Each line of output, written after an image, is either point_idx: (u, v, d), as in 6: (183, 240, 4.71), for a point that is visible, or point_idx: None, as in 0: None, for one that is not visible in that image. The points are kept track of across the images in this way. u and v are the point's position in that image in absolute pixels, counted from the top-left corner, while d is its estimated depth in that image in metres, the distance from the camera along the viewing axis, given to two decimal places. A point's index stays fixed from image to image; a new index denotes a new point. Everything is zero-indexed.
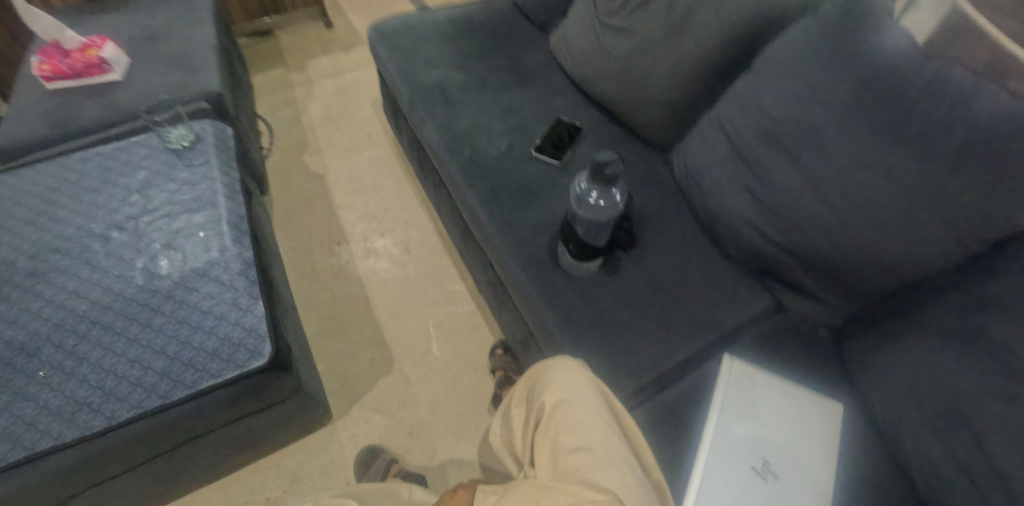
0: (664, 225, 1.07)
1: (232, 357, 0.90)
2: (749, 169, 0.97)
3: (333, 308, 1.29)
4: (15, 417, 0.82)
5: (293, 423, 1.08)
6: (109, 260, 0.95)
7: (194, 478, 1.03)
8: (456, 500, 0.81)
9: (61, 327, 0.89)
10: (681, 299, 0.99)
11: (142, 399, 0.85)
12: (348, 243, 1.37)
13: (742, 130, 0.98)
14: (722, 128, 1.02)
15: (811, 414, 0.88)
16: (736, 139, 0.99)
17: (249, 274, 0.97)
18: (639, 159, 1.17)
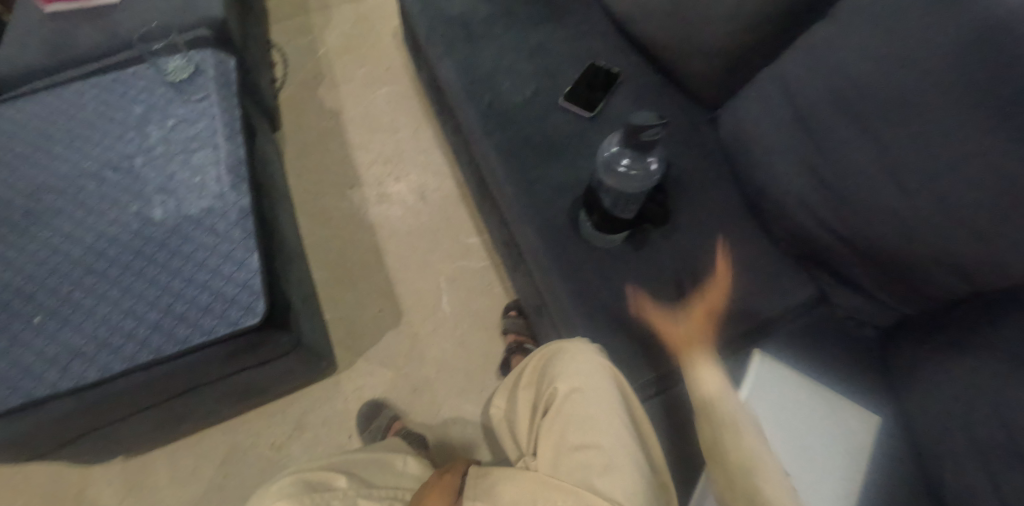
0: (704, 195, 0.95)
1: (225, 313, 0.86)
2: (810, 138, 0.83)
3: (343, 256, 1.24)
4: (12, 362, 0.81)
5: (296, 376, 1.06)
6: (105, 203, 0.92)
7: (198, 421, 1.04)
8: (442, 485, 0.74)
9: (55, 272, 0.87)
10: (712, 283, 0.89)
11: (135, 352, 0.83)
12: (361, 187, 1.30)
13: (806, 92, 0.83)
14: (783, 87, 0.87)
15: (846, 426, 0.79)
16: (798, 101, 0.85)
17: (246, 224, 0.92)
18: (680, 115, 1.03)
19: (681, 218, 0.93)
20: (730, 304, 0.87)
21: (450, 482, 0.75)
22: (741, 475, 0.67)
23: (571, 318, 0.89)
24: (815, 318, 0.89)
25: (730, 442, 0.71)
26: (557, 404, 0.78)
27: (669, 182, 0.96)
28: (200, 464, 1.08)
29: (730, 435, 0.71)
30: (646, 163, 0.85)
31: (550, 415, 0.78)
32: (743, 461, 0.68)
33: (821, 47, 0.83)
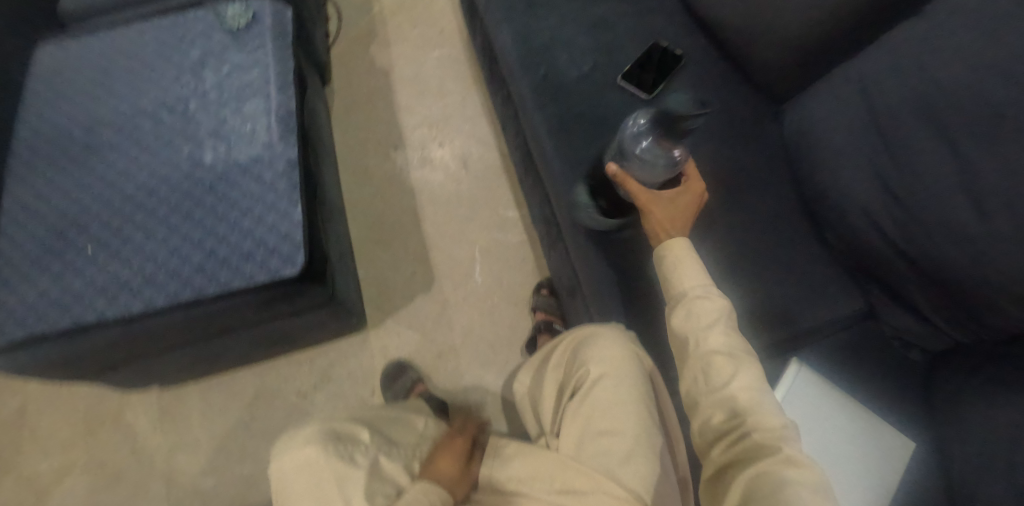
0: (761, 192, 0.92)
1: (265, 262, 0.88)
2: (882, 145, 0.79)
3: (381, 216, 1.25)
4: (65, 287, 0.86)
5: (327, 328, 1.08)
6: (159, 143, 0.94)
7: (232, 360, 1.08)
8: (449, 452, 0.77)
9: (109, 206, 0.90)
10: (759, 284, 0.85)
11: (177, 290, 0.86)
12: (405, 149, 1.30)
13: (886, 95, 0.79)
14: (862, 87, 0.83)
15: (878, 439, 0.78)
16: (875, 104, 0.80)
17: (291, 176, 0.93)
18: (740, 104, 0.99)
19: (730, 211, 0.90)
20: (774, 306, 0.84)
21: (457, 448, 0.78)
22: (714, 368, 0.69)
23: (605, 302, 0.89)
24: (862, 333, 0.86)
25: (708, 339, 0.70)
26: (585, 389, 0.76)
27: (721, 173, 0.92)
28: (230, 401, 1.12)
29: (709, 335, 0.70)
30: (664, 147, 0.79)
31: (576, 400, 0.76)
32: (716, 359, 0.69)
33: (907, 48, 0.78)
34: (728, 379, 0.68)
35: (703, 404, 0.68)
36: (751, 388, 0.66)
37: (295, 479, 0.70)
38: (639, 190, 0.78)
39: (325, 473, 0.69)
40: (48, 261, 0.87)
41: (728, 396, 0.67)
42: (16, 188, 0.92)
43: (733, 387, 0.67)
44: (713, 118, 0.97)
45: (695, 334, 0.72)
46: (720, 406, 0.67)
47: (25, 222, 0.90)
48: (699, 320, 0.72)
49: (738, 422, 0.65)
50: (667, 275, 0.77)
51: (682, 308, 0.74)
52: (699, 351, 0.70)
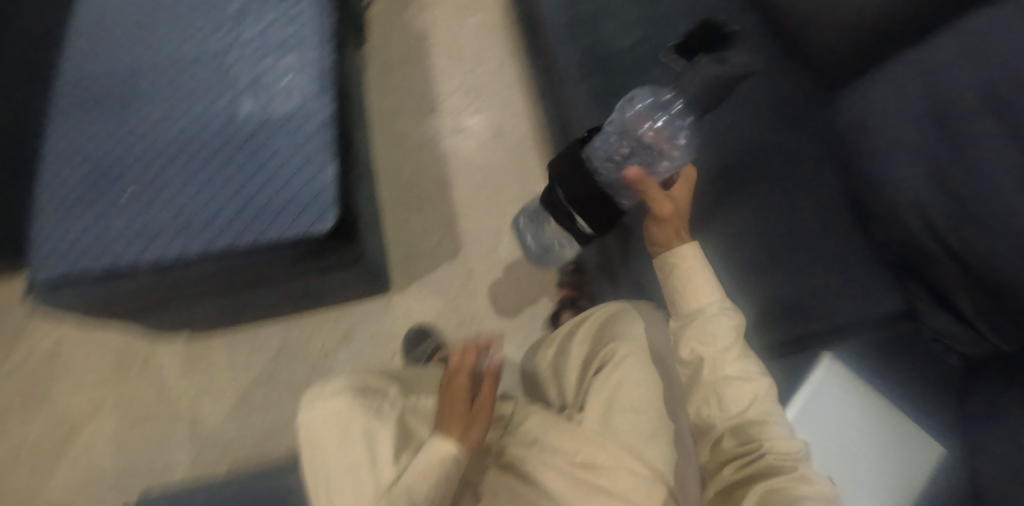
0: (810, 179, 0.90)
1: (299, 216, 0.88)
2: (943, 137, 0.77)
3: (412, 181, 1.25)
4: (103, 229, 0.87)
5: (353, 287, 1.09)
6: (198, 92, 0.95)
7: (259, 314, 1.10)
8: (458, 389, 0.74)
9: (147, 153, 0.91)
10: (795, 273, 0.84)
11: (212, 239, 0.87)
12: (438, 115, 1.29)
13: (953, 85, 0.77)
14: (926, 77, 0.81)
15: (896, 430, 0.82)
16: (939, 94, 0.78)
17: (328, 132, 0.93)
18: (791, 88, 0.96)
19: (770, 198, 0.88)
20: (807, 298, 0.83)
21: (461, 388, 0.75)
22: (730, 392, 0.66)
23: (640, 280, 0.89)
24: (895, 332, 0.85)
25: (724, 366, 0.68)
26: (614, 364, 0.77)
27: (765, 159, 0.91)
28: (254, 353, 1.14)
29: (724, 362, 0.68)
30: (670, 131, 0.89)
31: (604, 373, 0.78)
32: (735, 384, 0.66)
33: (980, 36, 0.76)
34: (745, 405, 0.66)
35: (716, 424, 0.67)
36: (768, 415, 0.65)
37: (322, 430, 0.71)
38: (666, 201, 0.75)
39: (353, 426, 0.71)
40: (87, 202, 0.89)
41: (744, 422, 0.65)
42: (59, 130, 0.94)
43: (750, 413, 0.65)
44: (761, 100, 0.95)
45: (712, 356, 0.68)
46: (734, 430, 0.66)
47: (68, 163, 0.91)
48: (716, 342, 0.69)
49: (754, 445, 0.64)
50: (679, 288, 0.74)
51: (696, 327, 0.71)
52: (714, 373, 0.68)
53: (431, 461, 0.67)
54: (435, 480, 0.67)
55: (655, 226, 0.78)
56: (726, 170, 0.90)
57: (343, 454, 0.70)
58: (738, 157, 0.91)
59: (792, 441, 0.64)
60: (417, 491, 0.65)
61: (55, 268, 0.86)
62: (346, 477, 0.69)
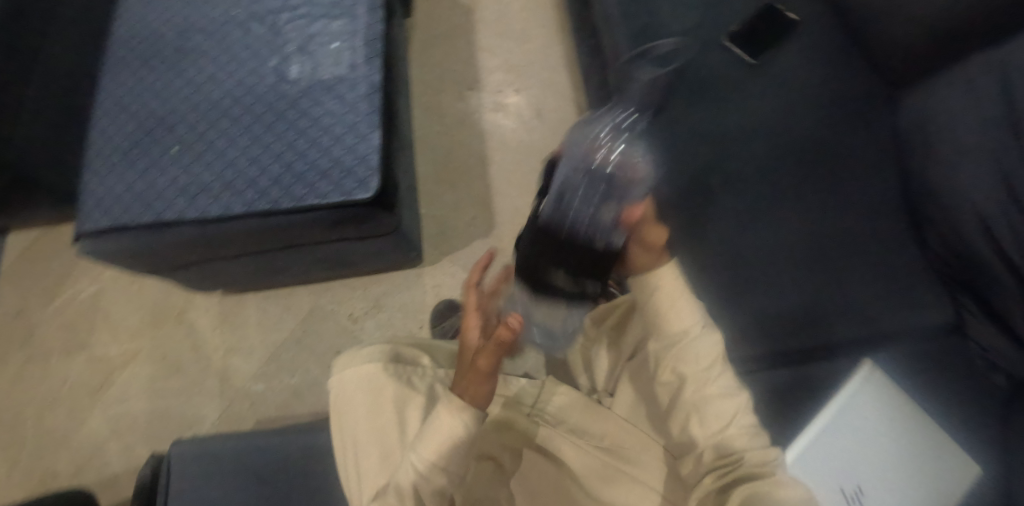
0: (864, 176, 0.90)
1: (340, 182, 0.89)
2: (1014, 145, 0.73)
3: (449, 156, 1.25)
4: (150, 183, 0.89)
5: (387, 257, 1.10)
6: (247, 53, 0.95)
7: (294, 276, 1.12)
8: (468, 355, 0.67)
9: (195, 110, 0.92)
10: (840, 277, 0.85)
11: (254, 199, 0.88)
12: (480, 91, 1.29)
13: None
14: (1004, 82, 0.76)
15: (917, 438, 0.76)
16: (1014, 96, 0.74)
17: (373, 100, 0.93)
18: (854, 86, 0.95)
19: (822, 199, 0.89)
20: (849, 301, 0.84)
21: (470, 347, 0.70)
22: (711, 410, 0.63)
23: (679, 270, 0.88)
24: (943, 344, 0.82)
25: (704, 388, 0.64)
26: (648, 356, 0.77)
27: (819, 160, 0.91)
28: (285, 315, 1.16)
29: (704, 383, 0.64)
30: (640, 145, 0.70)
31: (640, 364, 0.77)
32: (717, 402, 0.63)
33: None
34: (722, 423, 0.62)
35: (696, 442, 0.63)
36: (746, 428, 0.62)
37: (355, 393, 0.74)
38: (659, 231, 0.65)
39: (385, 392, 0.73)
40: (135, 156, 0.91)
41: (721, 439, 0.62)
42: (110, 82, 0.95)
43: (730, 431, 0.62)
44: (818, 99, 0.95)
45: (694, 376, 0.64)
46: (712, 448, 0.62)
47: (117, 117, 0.93)
48: (698, 362, 0.64)
49: (732, 458, 0.61)
50: (660, 312, 0.66)
51: (675, 349, 0.66)
52: (696, 394, 0.64)
53: (438, 434, 0.62)
54: (445, 451, 0.62)
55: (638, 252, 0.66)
56: (777, 169, 0.91)
57: (374, 419, 0.72)
58: (789, 155, 0.92)
59: (767, 451, 0.62)
60: (424, 461, 0.62)
61: (101, 218, 0.88)
62: (375, 442, 0.71)
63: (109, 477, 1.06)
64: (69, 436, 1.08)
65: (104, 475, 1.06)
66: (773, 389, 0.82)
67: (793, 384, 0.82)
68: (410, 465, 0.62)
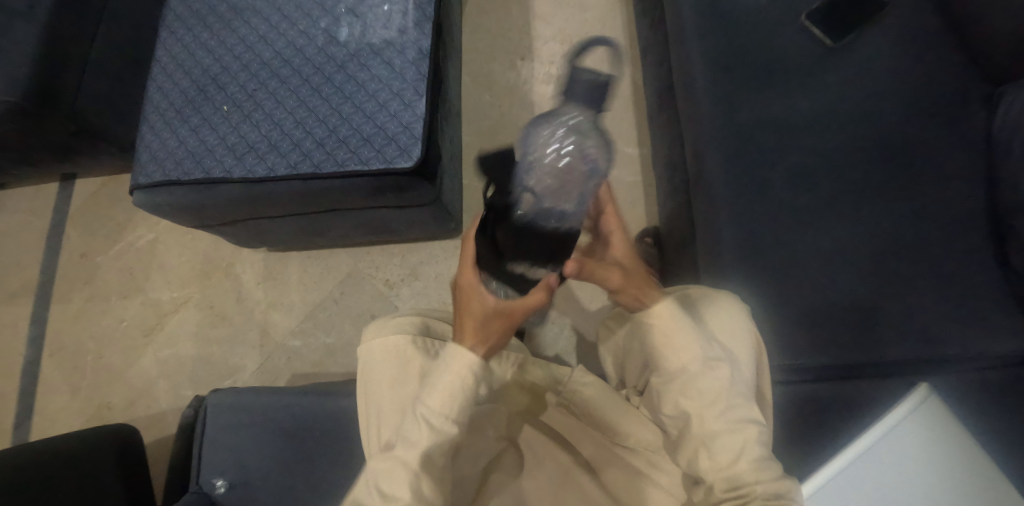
0: (944, 183, 0.82)
1: (381, 149, 0.88)
2: None
3: (496, 127, 1.23)
4: (201, 141, 0.91)
5: (426, 226, 1.10)
6: (298, 13, 0.94)
7: (335, 239, 1.13)
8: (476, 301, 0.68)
9: (246, 69, 0.93)
10: (898, 292, 0.80)
11: (297, 162, 0.89)
12: (532, 61, 1.25)
13: None
14: None
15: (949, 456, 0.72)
16: None
17: (420, 67, 0.91)
18: (944, 76, 0.85)
19: (888, 205, 0.82)
20: (901, 318, 0.79)
21: (482, 303, 0.68)
22: (722, 443, 0.62)
23: (722, 268, 0.84)
24: (1008, 375, 0.77)
25: (707, 424, 0.64)
26: None
27: (892, 160, 0.83)
28: (325, 276, 1.18)
29: (707, 420, 0.64)
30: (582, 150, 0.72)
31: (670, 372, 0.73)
32: (730, 435, 0.62)
33: None
34: (733, 457, 0.62)
35: (704, 472, 0.63)
36: (759, 460, 0.61)
37: (381, 363, 0.73)
38: (610, 273, 0.70)
39: (412, 364, 0.72)
40: (189, 113, 0.93)
41: (732, 472, 0.61)
42: (169, 37, 0.97)
43: (742, 465, 0.61)
44: (899, 90, 0.86)
45: (697, 412, 0.64)
46: (724, 481, 0.61)
47: (174, 72, 0.95)
48: (701, 399, 0.65)
49: (745, 489, 0.60)
50: (656, 349, 0.68)
51: (683, 384, 0.66)
52: (709, 425, 0.63)
53: (447, 381, 0.65)
54: (452, 399, 0.65)
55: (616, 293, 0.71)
56: (844, 167, 0.84)
57: (398, 390, 0.71)
58: (860, 152, 0.84)
59: (781, 482, 0.60)
60: (433, 411, 0.64)
61: (155, 173, 0.92)
62: (397, 412, 0.70)
63: (157, 413, 1.13)
64: (123, 372, 1.15)
65: (152, 412, 1.13)
66: (800, 406, 0.78)
67: (837, 400, 0.78)
68: (417, 415, 0.64)
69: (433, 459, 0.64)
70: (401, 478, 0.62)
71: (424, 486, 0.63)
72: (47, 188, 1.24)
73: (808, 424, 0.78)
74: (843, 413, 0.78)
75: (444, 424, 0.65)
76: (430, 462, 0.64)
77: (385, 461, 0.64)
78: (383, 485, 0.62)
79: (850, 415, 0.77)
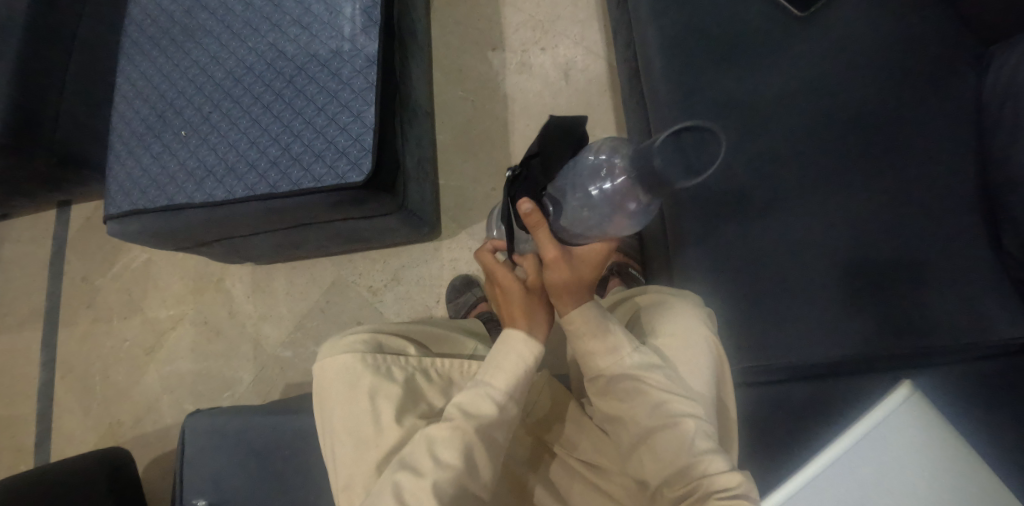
0: (931, 159, 0.76)
1: (334, 165, 0.87)
2: None
3: (470, 123, 1.20)
4: (163, 167, 0.92)
5: (401, 233, 1.09)
6: (247, 29, 0.93)
7: (315, 250, 1.14)
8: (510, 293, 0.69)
9: (200, 91, 0.93)
10: (880, 279, 0.74)
11: (254, 184, 0.88)
12: (504, 51, 1.22)
13: None
14: None
15: (928, 467, 0.65)
16: None
17: (369, 76, 0.89)
18: (929, 40, 0.80)
19: (864, 188, 0.77)
20: (884, 307, 0.73)
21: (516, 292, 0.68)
22: (659, 440, 0.63)
23: (688, 265, 0.80)
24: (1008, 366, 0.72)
25: (642, 422, 0.64)
26: None
27: (869, 139, 0.78)
28: (309, 286, 1.20)
29: (642, 417, 0.64)
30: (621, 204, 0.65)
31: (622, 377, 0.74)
32: (666, 429, 0.63)
33: None
34: (675, 454, 0.62)
35: (654, 475, 0.64)
36: (704, 453, 0.60)
37: (332, 384, 0.72)
38: (548, 245, 0.64)
39: (361, 382, 0.71)
40: (150, 140, 0.94)
41: (677, 470, 0.61)
42: (127, 66, 0.97)
43: (683, 460, 0.61)
44: (879, 61, 0.80)
45: (634, 412, 0.65)
46: (671, 481, 0.62)
47: (134, 100, 0.96)
48: (634, 400, 0.65)
49: (691, 485, 0.60)
50: (579, 350, 0.68)
51: (613, 384, 0.66)
52: (646, 422, 0.64)
53: (509, 359, 0.66)
54: (515, 378, 0.66)
55: (550, 277, 0.65)
56: (818, 149, 0.79)
57: (348, 410, 0.70)
58: (836, 131, 0.79)
59: (729, 474, 0.59)
60: (496, 389, 0.65)
61: (123, 202, 0.93)
62: (350, 433, 0.69)
63: (163, 427, 1.18)
64: (129, 390, 1.20)
65: (159, 426, 1.18)
66: (768, 408, 0.76)
67: (810, 402, 0.75)
68: (478, 395, 0.65)
69: (490, 434, 0.64)
70: (447, 450, 0.61)
71: (475, 452, 0.62)
72: (47, 216, 1.29)
73: (776, 424, 0.75)
74: (817, 415, 0.74)
75: (504, 406, 0.65)
76: (487, 435, 0.63)
77: (441, 429, 0.62)
78: (436, 448, 0.61)
79: (828, 420, 0.74)
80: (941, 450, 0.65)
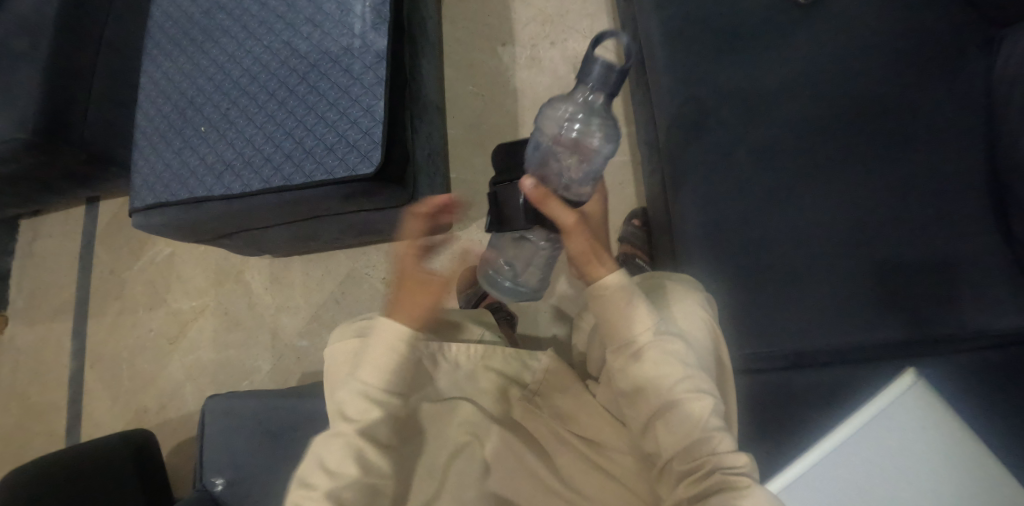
0: (938, 148, 0.76)
1: (345, 157, 0.89)
2: None
3: (480, 117, 1.21)
4: (184, 162, 0.96)
5: None
6: (262, 28, 0.96)
7: (329, 242, 1.17)
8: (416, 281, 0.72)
9: (218, 89, 0.97)
10: (886, 268, 0.74)
11: (269, 177, 0.91)
12: (513, 46, 1.23)
13: None
14: None
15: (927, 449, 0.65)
16: None
17: (378, 71, 0.91)
18: (936, 25, 0.79)
19: (870, 175, 0.77)
20: (888, 297, 0.73)
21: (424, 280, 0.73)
22: (674, 415, 0.63)
23: (692, 254, 0.81)
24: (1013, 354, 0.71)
25: (658, 397, 0.65)
26: None
27: (874, 127, 0.78)
28: (325, 278, 1.23)
29: (658, 392, 0.65)
30: (594, 115, 0.69)
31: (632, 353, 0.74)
32: (679, 406, 0.63)
33: None
34: (688, 429, 0.63)
35: (664, 449, 0.64)
36: (713, 430, 0.62)
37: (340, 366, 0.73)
38: (565, 213, 0.65)
39: None
40: (172, 137, 0.97)
41: (686, 445, 0.62)
42: (150, 65, 1.02)
43: (693, 437, 0.62)
44: (884, 47, 0.80)
45: (650, 385, 0.65)
46: (681, 455, 0.62)
47: (157, 99, 1.00)
48: (654, 369, 0.65)
49: (699, 461, 0.60)
50: (607, 322, 0.68)
51: (634, 358, 0.67)
52: (659, 397, 0.65)
53: (388, 358, 0.68)
54: (381, 370, 0.67)
55: (568, 241, 0.68)
56: (820, 137, 0.79)
57: None
58: (839, 117, 0.79)
59: (736, 456, 0.60)
60: (369, 386, 0.67)
61: (147, 196, 0.97)
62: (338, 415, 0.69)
63: (186, 414, 1.22)
64: (155, 378, 1.24)
65: (182, 413, 1.22)
66: (767, 395, 0.76)
67: (812, 391, 0.74)
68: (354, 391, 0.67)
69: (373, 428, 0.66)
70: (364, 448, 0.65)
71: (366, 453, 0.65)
72: (76, 212, 1.35)
73: (776, 410, 0.76)
74: (818, 401, 0.74)
75: (377, 398, 0.67)
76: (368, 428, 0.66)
77: (326, 438, 0.66)
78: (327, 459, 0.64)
79: (832, 403, 0.74)
80: (941, 435, 0.65)
